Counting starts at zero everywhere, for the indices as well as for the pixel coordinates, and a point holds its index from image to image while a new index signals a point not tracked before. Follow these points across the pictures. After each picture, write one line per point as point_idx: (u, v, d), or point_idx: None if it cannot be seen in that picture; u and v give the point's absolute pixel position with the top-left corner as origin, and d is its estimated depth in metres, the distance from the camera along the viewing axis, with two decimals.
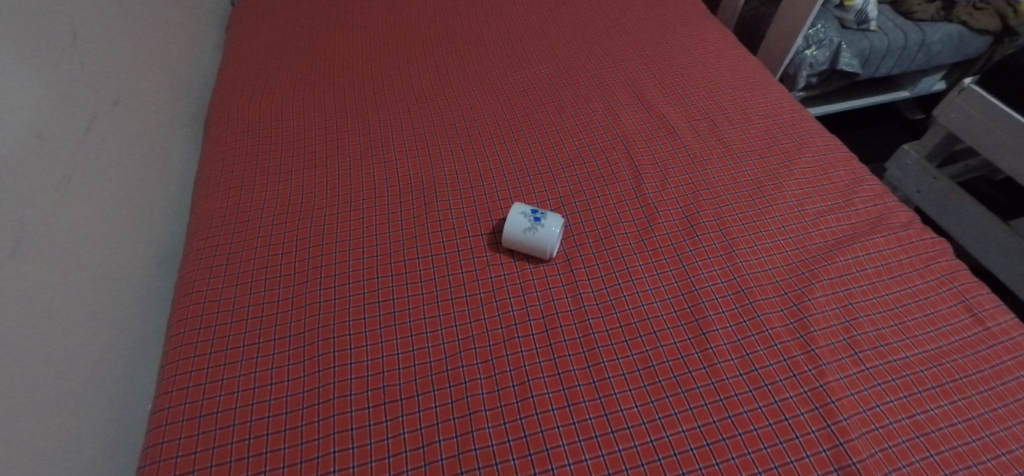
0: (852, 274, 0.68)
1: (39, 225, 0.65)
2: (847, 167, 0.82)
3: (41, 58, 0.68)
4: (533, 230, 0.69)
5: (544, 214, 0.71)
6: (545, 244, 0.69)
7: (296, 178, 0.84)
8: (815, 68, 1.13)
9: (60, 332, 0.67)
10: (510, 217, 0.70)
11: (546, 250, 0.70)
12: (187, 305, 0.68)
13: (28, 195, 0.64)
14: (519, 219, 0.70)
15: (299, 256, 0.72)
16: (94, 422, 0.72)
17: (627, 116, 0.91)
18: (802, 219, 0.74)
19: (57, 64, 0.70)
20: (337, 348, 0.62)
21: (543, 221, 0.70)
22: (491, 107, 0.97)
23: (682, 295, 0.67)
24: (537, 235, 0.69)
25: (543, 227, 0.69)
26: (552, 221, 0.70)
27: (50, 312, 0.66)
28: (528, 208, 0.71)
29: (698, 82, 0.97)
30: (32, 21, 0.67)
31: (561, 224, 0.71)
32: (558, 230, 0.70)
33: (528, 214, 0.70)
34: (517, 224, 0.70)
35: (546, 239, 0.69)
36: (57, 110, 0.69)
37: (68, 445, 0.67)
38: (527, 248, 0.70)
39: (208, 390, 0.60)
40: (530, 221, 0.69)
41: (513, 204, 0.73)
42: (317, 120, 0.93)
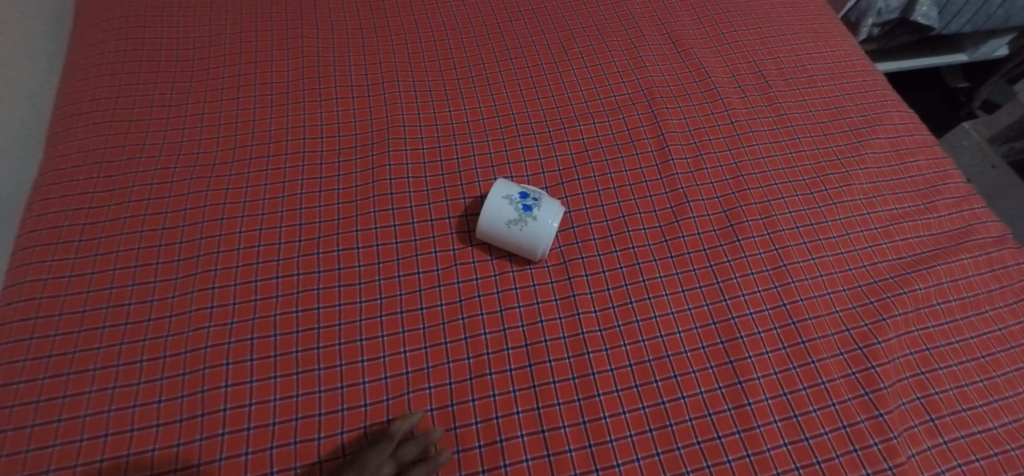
0: (931, 307, 0.53)
1: None
2: (928, 155, 0.64)
3: None
4: (522, 222, 0.49)
5: (537, 199, 0.51)
6: (536, 243, 0.50)
7: (196, 117, 0.60)
8: (883, 16, 0.91)
9: None
10: (490, 203, 0.50)
11: (536, 251, 0.51)
12: (16, 299, 0.47)
13: None
14: (501, 206, 0.50)
15: (187, 234, 0.51)
16: None
17: (654, 60, 0.69)
18: (870, 225, 0.57)
19: None
20: (232, 380, 0.43)
21: (535, 210, 0.50)
22: (475, 32, 0.72)
23: (715, 325, 0.50)
24: (527, 231, 0.49)
25: (534, 221, 0.49)
26: (548, 211, 0.50)
27: None
28: (517, 189, 0.51)
29: (747, 21, 0.74)
30: None
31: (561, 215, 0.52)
32: (556, 224, 0.50)
33: (516, 198, 0.50)
34: (499, 213, 0.50)
35: (538, 237, 0.50)
36: None
37: None
38: (512, 247, 0.51)
39: (36, 437, 0.40)
40: (517, 212, 0.50)
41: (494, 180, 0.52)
42: (231, 35, 0.68)
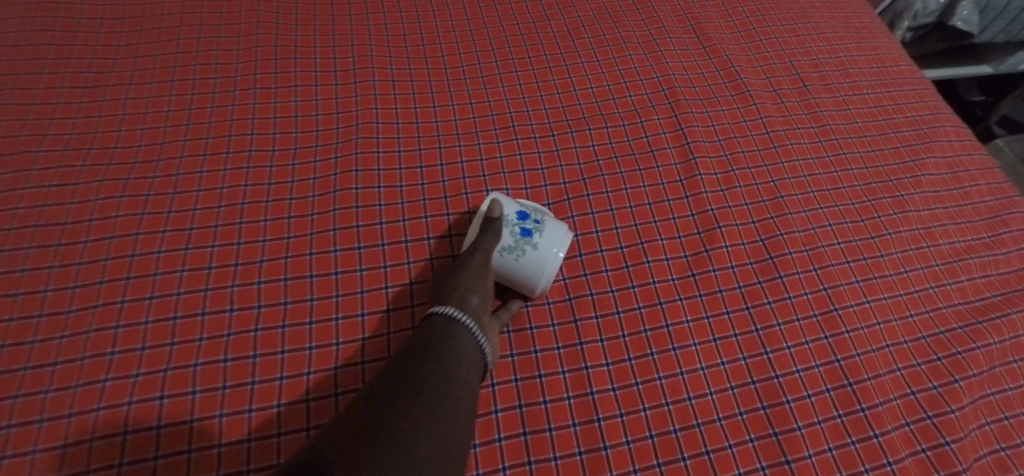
0: (1007, 365, 0.44)
1: None
2: (989, 179, 0.55)
3: None
4: (519, 250, 0.40)
5: (539, 222, 0.41)
6: (536, 278, 0.41)
7: (115, 108, 0.49)
8: (919, 19, 0.82)
9: None
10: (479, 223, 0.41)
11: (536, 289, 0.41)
12: None
13: None
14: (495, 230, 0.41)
15: (91, 254, 0.41)
16: None
17: (675, 55, 0.59)
18: (931, 261, 0.48)
19: None
20: (129, 457, 0.32)
21: (535, 236, 0.41)
22: (467, 17, 0.62)
23: (755, 385, 0.40)
24: (524, 262, 0.40)
25: (533, 251, 0.40)
26: (553, 239, 0.41)
27: None
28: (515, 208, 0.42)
29: (781, 15, 0.65)
30: None
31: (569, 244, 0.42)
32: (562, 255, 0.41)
33: (514, 219, 0.41)
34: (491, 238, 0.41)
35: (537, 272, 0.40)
36: None
37: None
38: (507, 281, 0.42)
39: None
40: (513, 238, 0.41)
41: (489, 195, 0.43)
42: (169, 11, 0.58)
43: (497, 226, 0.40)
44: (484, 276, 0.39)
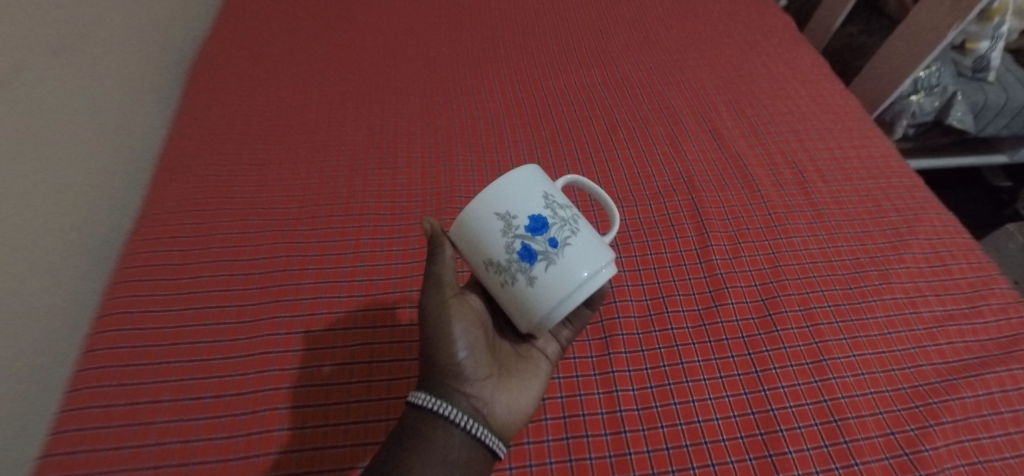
0: (981, 417, 0.51)
1: None
2: (970, 259, 0.64)
3: None
4: (508, 273, 0.44)
5: (544, 246, 0.43)
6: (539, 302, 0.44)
7: (276, 185, 0.70)
8: (917, 118, 0.94)
9: None
10: (476, 217, 0.45)
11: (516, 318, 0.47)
12: (107, 333, 0.55)
13: None
14: (488, 236, 0.45)
15: (260, 281, 0.59)
16: None
17: (693, 150, 0.74)
18: (913, 326, 0.57)
19: None
20: (287, 424, 0.49)
21: (534, 263, 0.43)
22: (529, 115, 0.79)
23: (754, 415, 0.50)
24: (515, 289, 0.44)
25: (521, 281, 0.43)
26: (550, 278, 0.43)
27: None
28: (530, 212, 0.44)
29: (784, 119, 0.79)
30: None
31: (574, 288, 0.43)
32: (555, 300, 0.43)
33: (521, 232, 0.43)
34: (480, 248, 0.45)
35: (519, 302, 0.45)
36: None
37: None
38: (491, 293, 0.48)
39: (114, 437, 0.48)
40: (505, 255, 0.44)
41: (509, 184, 0.44)
42: (312, 113, 0.79)
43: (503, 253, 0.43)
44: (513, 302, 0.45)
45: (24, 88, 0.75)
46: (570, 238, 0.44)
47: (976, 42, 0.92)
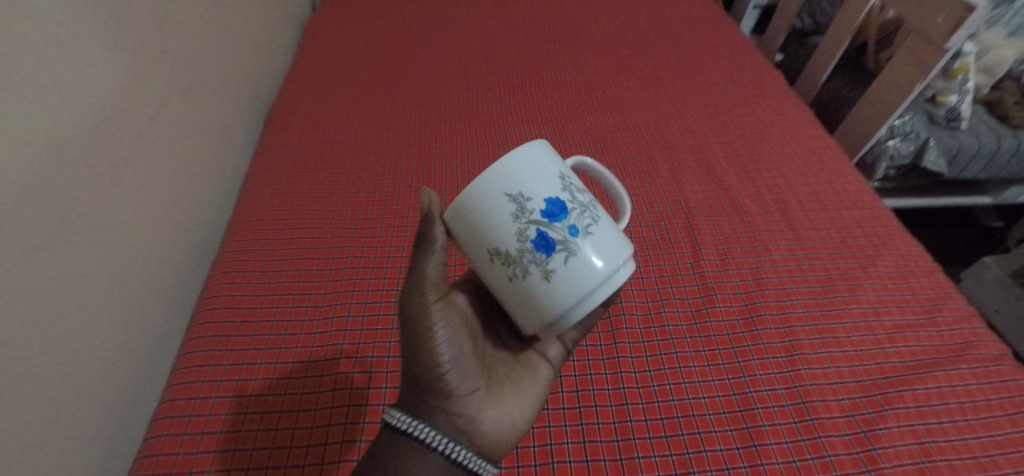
0: (931, 406, 0.60)
1: (87, 207, 0.65)
2: (930, 279, 0.75)
3: (116, 42, 0.70)
4: (522, 265, 0.51)
5: (562, 237, 0.50)
6: (559, 294, 0.51)
7: (343, 199, 0.83)
8: (896, 161, 1.07)
9: (85, 320, 0.64)
10: (490, 204, 0.50)
11: (528, 313, 0.53)
12: (212, 309, 0.66)
13: (91, 175, 0.65)
14: (503, 225, 0.50)
15: (333, 275, 0.71)
16: (101, 405, 0.67)
17: (690, 183, 0.86)
18: (876, 331, 0.67)
19: (135, 53, 0.73)
20: (358, 385, 0.60)
21: (554, 254, 0.50)
22: (552, 151, 0.93)
23: (734, 395, 0.61)
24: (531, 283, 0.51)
25: (540, 273, 0.50)
26: (568, 271, 0.50)
27: (81, 299, 0.64)
28: (542, 206, 0.50)
29: (771, 159, 0.91)
30: (119, 23, 0.71)
31: (591, 283, 0.51)
32: (573, 294, 0.51)
33: (535, 227, 0.50)
34: (494, 238, 0.51)
35: (535, 294, 0.51)
36: (122, 95, 0.71)
37: (73, 440, 0.63)
38: (494, 286, 0.54)
39: (222, 389, 0.58)
40: (522, 244, 0.50)
41: (523, 177, 0.49)
42: (370, 142, 0.94)
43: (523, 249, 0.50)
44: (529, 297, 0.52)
45: (190, 117, 0.85)
46: (585, 228, 0.51)
47: (945, 95, 1.04)
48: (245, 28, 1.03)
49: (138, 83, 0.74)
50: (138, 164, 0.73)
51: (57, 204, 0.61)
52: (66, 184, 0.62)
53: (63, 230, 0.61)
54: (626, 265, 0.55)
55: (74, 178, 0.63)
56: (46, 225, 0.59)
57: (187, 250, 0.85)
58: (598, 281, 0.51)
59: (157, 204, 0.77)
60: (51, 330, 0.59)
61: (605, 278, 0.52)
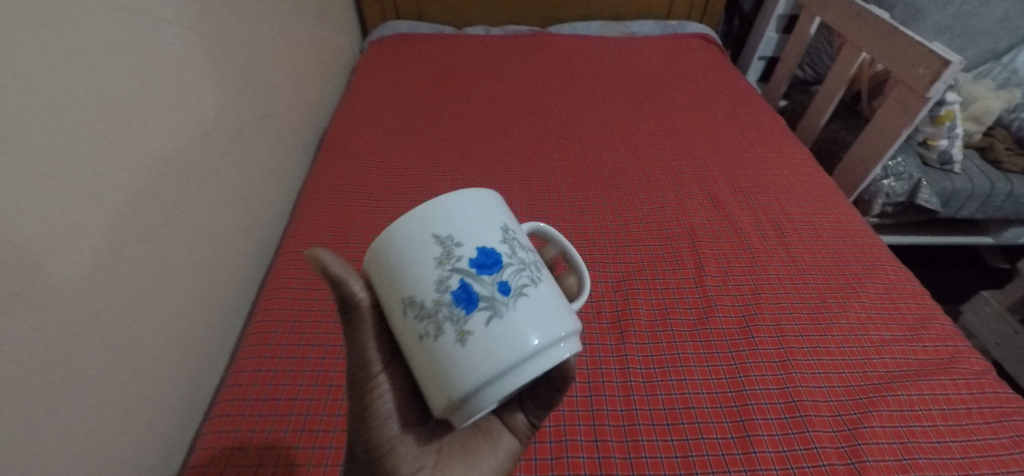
0: (914, 411, 0.66)
1: (189, 204, 0.74)
2: (918, 300, 0.81)
3: (221, 68, 0.82)
4: (436, 321, 0.44)
5: (488, 292, 0.44)
6: (474, 364, 0.43)
7: (390, 212, 0.93)
8: (892, 198, 1.15)
9: (174, 304, 0.72)
10: (413, 245, 0.45)
11: (437, 383, 0.44)
12: (274, 298, 0.77)
13: (196, 178, 0.75)
14: (424, 272, 0.45)
15: None
16: (176, 384, 0.74)
17: (696, 210, 0.95)
18: (864, 343, 0.74)
19: (233, 79, 0.85)
20: None
21: (473, 310, 0.43)
22: (573, 177, 1.03)
23: (731, 393, 0.68)
24: (442, 343, 0.43)
25: (455, 332, 0.43)
26: (488, 337, 0.43)
27: (174, 284, 0.71)
28: (474, 248, 0.45)
29: (770, 191, 1.00)
30: (223, 55, 0.83)
31: (510, 357, 0.42)
32: (487, 366, 0.42)
33: (461, 267, 0.44)
34: (411, 285, 0.45)
35: (447, 359, 0.43)
36: (221, 112, 0.82)
37: (152, 412, 0.69)
38: (407, 345, 0.46)
39: (281, 364, 0.68)
40: (441, 294, 0.44)
41: (453, 212, 0.46)
42: (411, 165, 1.06)
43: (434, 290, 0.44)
44: (443, 362, 0.43)
45: (263, 139, 0.95)
46: (519, 286, 0.45)
47: (936, 139, 1.13)
48: (307, 65, 1.17)
49: (234, 106, 0.85)
50: (226, 172, 0.83)
51: (167, 200, 0.69)
52: (177, 184, 0.71)
53: (171, 224, 0.70)
54: (567, 343, 0.47)
55: (186, 183, 0.73)
56: (159, 217, 0.68)
57: (254, 251, 0.94)
58: (521, 357, 0.43)
59: (237, 211, 0.87)
60: (151, 308, 0.67)
61: (532, 353, 0.43)
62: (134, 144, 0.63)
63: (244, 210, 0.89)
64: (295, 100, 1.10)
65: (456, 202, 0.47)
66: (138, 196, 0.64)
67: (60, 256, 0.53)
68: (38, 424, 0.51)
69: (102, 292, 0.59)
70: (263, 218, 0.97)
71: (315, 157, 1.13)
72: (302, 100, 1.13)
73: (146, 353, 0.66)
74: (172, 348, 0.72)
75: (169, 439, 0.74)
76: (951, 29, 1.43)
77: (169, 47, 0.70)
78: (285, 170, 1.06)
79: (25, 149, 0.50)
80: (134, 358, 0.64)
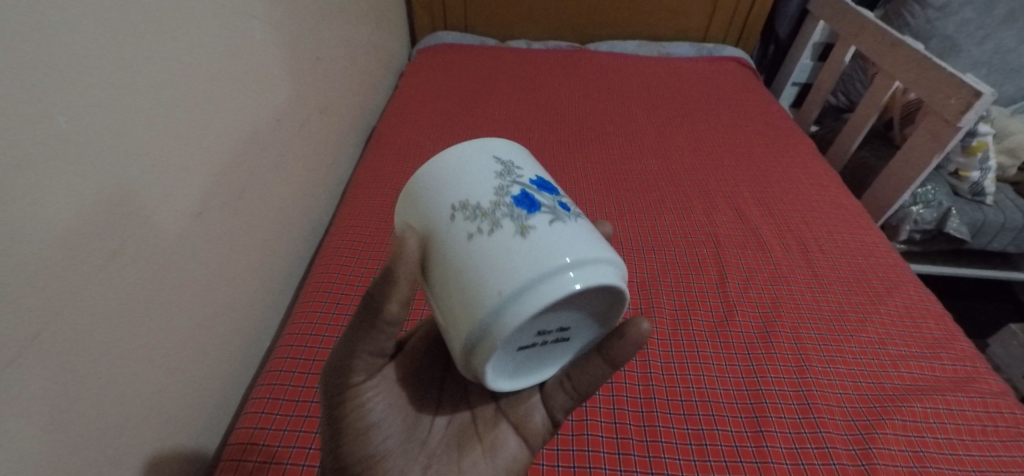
0: (928, 422, 0.68)
1: (259, 182, 0.81)
2: (939, 321, 0.83)
3: (295, 64, 0.90)
4: (494, 217, 0.44)
5: (549, 203, 0.46)
6: (525, 267, 0.40)
7: None
8: (920, 224, 1.17)
9: (241, 270, 0.79)
10: (474, 161, 0.49)
11: (484, 280, 0.41)
12: (325, 273, 0.85)
13: (266, 160, 0.83)
14: (485, 178, 0.47)
15: None
16: (238, 344, 0.81)
17: (721, 221, 0.99)
18: (881, 356, 0.76)
19: (302, 74, 0.93)
20: None
21: (534, 212, 0.44)
22: (605, 184, 1.09)
23: (747, 391, 0.71)
24: (495, 240, 0.42)
25: (515, 226, 0.43)
26: (548, 234, 0.43)
27: (243, 253, 0.79)
28: (530, 174, 0.50)
29: (796, 209, 1.03)
30: (296, 51, 0.91)
31: (568, 258, 0.41)
32: (544, 262, 0.41)
33: (520, 181, 0.48)
34: (468, 189, 0.47)
35: (501, 253, 0.42)
36: (291, 103, 0.90)
37: (217, 366, 0.76)
38: (448, 259, 0.44)
39: (329, 330, 0.75)
40: (502, 195, 0.46)
41: (509, 149, 0.53)
42: None
43: (497, 188, 0.46)
44: (490, 266, 0.41)
45: (322, 130, 1.03)
46: (573, 212, 0.48)
47: (967, 170, 1.14)
48: (363, 67, 1.25)
49: (301, 98, 0.93)
50: (290, 157, 0.91)
51: (242, 176, 0.77)
52: (251, 163, 0.79)
53: (243, 198, 0.77)
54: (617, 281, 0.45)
55: (258, 163, 0.80)
56: (235, 191, 0.75)
57: (306, 232, 1.02)
58: (578, 263, 0.42)
59: (296, 193, 0.95)
60: (223, 272, 0.74)
61: (589, 263, 0.42)
62: (222, 124, 0.71)
63: (302, 192, 0.97)
64: (351, 96, 1.18)
65: (510, 147, 0.54)
66: (222, 172, 0.72)
67: (162, 218, 0.61)
68: (131, 361, 0.58)
69: (190, 254, 0.66)
70: (316, 203, 1.05)
71: (364, 151, 1.21)
72: (357, 97, 1.21)
73: (215, 311, 0.73)
74: (236, 313, 0.79)
75: (228, 394, 0.80)
76: (987, 64, 1.45)
77: (256, 43, 0.79)
78: (337, 160, 1.14)
79: (147, 124, 0.58)
80: (207, 318, 0.72)
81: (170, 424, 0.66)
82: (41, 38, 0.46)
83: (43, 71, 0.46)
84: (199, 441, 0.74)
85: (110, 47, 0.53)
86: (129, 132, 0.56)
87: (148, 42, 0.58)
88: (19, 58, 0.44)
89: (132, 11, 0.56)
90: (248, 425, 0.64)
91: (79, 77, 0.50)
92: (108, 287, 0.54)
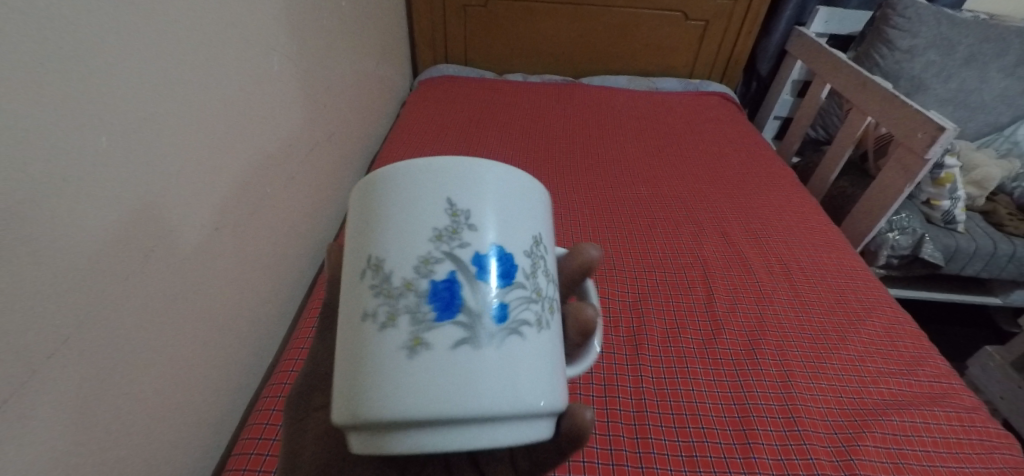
0: (906, 435, 0.71)
1: (269, 201, 0.86)
2: (916, 340, 0.87)
3: (306, 92, 0.96)
4: (395, 305, 0.39)
5: (472, 307, 0.39)
6: (408, 395, 0.37)
7: None
8: (897, 250, 1.23)
9: (249, 285, 0.82)
10: (422, 205, 0.40)
11: (364, 391, 0.38)
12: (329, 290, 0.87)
13: (277, 180, 0.87)
14: (416, 240, 0.40)
15: None
16: (242, 358, 0.83)
17: (709, 245, 1.04)
18: (860, 373, 0.80)
19: (313, 100, 0.99)
20: None
21: (448, 317, 0.38)
22: (598, 209, 1.14)
23: (734, 405, 0.74)
24: (392, 347, 0.38)
25: (407, 335, 0.38)
26: (433, 366, 0.37)
27: (251, 269, 0.82)
28: (485, 246, 0.40)
29: (779, 234, 1.09)
30: (309, 81, 0.97)
31: (453, 414, 0.37)
32: (426, 395, 0.37)
33: (459, 258, 0.40)
34: (391, 251, 0.40)
35: (374, 364, 0.38)
36: (302, 129, 0.95)
37: (222, 377, 0.78)
38: (349, 330, 0.41)
39: None
40: (419, 278, 0.39)
41: (492, 189, 0.42)
42: None
43: (418, 267, 0.39)
44: (377, 374, 0.38)
45: (328, 153, 1.08)
46: (510, 321, 0.40)
47: (938, 199, 1.21)
48: (367, 95, 1.31)
49: (311, 124, 0.98)
50: (299, 179, 0.95)
51: (254, 196, 0.81)
52: (263, 183, 0.83)
53: (255, 215, 0.81)
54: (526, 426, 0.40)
55: (269, 183, 0.85)
56: (247, 209, 0.79)
57: (310, 251, 1.05)
58: (478, 409, 0.38)
59: (303, 214, 0.99)
60: (231, 286, 0.77)
61: (480, 424, 0.39)
62: (238, 145, 0.76)
63: (307, 213, 1.00)
64: (356, 123, 1.23)
65: (503, 181, 0.42)
66: (236, 189, 0.76)
67: (179, 229, 0.65)
68: (142, 367, 0.61)
69: (204, 266, 0.70)
70: (320, 223, 1.08)
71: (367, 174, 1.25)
72: (361, 124, 1.27)
73: (223, 324, 0.76)
74: (242, 328, 0.82)
75: (232, 407, 0.82)
76: (953, 102, 1.55)
77: (273, 71, 0.85)
78: (342, 183, 1.18)
79: (172, 143, 0.63)
80: (215, 328, 0.74)
81: (175, 432, 0.68)
82: (81, 61, 0.51)
83: (87, 95, 0.51)
84: (201, 452, 0.75)
85: (142, 71, 0.58)
86: (155, 152, 0.60)
87: (177, 67, 0.63)
88: (60, 78, 0.49)
89: (166, 43, 0.61)
90: (252, 436, 0.66)
91: (113, 97, 0.54)
92: (127, 291, 0.58)
